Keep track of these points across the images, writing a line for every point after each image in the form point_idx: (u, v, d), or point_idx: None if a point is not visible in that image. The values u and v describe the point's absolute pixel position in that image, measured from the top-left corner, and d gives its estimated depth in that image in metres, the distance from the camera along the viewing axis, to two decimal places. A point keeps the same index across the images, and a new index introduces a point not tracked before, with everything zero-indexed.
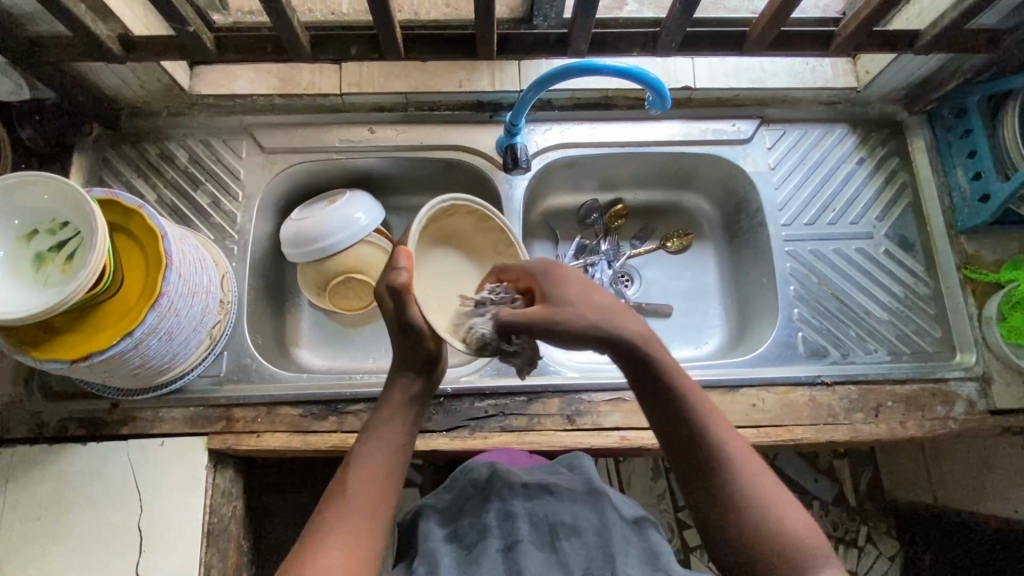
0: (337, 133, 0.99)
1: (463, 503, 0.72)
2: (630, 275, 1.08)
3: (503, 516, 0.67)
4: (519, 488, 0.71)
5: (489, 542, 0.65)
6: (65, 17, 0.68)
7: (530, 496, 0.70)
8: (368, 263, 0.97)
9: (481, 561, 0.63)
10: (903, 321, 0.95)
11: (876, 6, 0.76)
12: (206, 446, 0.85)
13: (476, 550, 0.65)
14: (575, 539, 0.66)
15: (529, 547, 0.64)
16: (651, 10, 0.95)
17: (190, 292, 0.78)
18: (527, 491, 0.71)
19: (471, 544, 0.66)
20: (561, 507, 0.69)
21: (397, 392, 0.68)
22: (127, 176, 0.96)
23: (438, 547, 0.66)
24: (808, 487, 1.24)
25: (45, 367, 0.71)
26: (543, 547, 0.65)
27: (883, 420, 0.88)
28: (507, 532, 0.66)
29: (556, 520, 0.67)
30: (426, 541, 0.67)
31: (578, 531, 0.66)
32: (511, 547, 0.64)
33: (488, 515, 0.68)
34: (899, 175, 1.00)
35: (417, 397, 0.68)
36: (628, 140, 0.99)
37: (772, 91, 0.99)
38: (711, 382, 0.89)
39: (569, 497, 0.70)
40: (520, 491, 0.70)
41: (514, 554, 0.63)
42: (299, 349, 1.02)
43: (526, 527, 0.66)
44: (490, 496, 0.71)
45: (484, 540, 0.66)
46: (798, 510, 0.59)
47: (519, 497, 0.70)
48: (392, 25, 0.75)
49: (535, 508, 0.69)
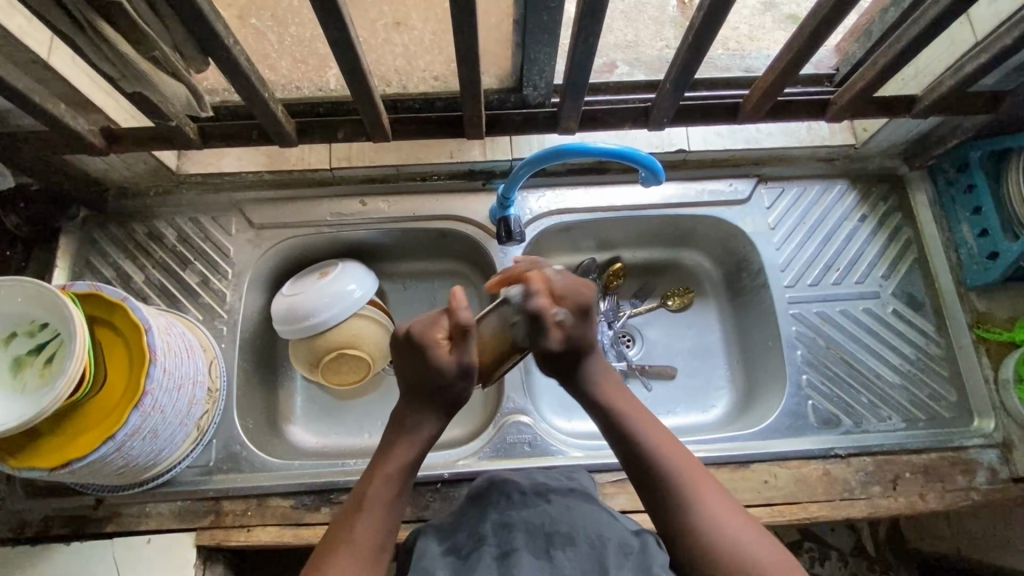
0: (328, 206, 0.97)
1: (459, 519, 0.63)
2: (631, 335, 1.04)
3: (499, 525, 0.59)
4: (515, 497, 0.63)
5: (485, 551, 0.56)
6: (46, 119, 0.68)
7: (526, 504, 0.62)
8: (361, 335, 0.93)
9: (475, 567, 0.55)
10: (917, 385, 0.91)
11: (870, 80, 0.75)
12: (195, 542, 0.82)
13: (470, 557, 0.56)
14: (571, 550, 0.56)
15: (525, 554, 0.55)
16: (643, 72, 0.91)
17: (175, 386, 0.75)
18: (523, 499, 0.63)
19: (467, 554, 0.57)
20: (558, 514, 0.60)
21: (410, 433, 0.65)
22: (114, 258, 0.94)
23: (431, 560, 0.56)
24: (825, 535, 1.15)
25: (24, 476, 0.68)
26: (540, 556, 0.55)
27: (901, 493, 0.85)
28: (502, 541, 0.57)
29: (551, 527, 0.58)
30: (417, 559, 0.57)
31: (574, 540, 0.57)
32: (507, 555, 0.55)
33: (484, 524, 0.60)
34: (903, 231, 0.98)
35: (422, 442, 0.66)
36: (623, 205, 0.98)
37: (769, 150, 0.97)
38: (721, 459, 0.85)
39: (568, 503, 0.62)
40: (517, 500, 0.63)
41: (510, 562, 0.54)
42: (292, 426, 0.98)
43: (523, 536, 0.58)
44: (487, 509, 0.63)
45: (479, 548, 0.57)
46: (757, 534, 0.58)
47: (515, 506, 0.62)
48: (379, 112, 0.75)
49: (532, 516, 0.60)
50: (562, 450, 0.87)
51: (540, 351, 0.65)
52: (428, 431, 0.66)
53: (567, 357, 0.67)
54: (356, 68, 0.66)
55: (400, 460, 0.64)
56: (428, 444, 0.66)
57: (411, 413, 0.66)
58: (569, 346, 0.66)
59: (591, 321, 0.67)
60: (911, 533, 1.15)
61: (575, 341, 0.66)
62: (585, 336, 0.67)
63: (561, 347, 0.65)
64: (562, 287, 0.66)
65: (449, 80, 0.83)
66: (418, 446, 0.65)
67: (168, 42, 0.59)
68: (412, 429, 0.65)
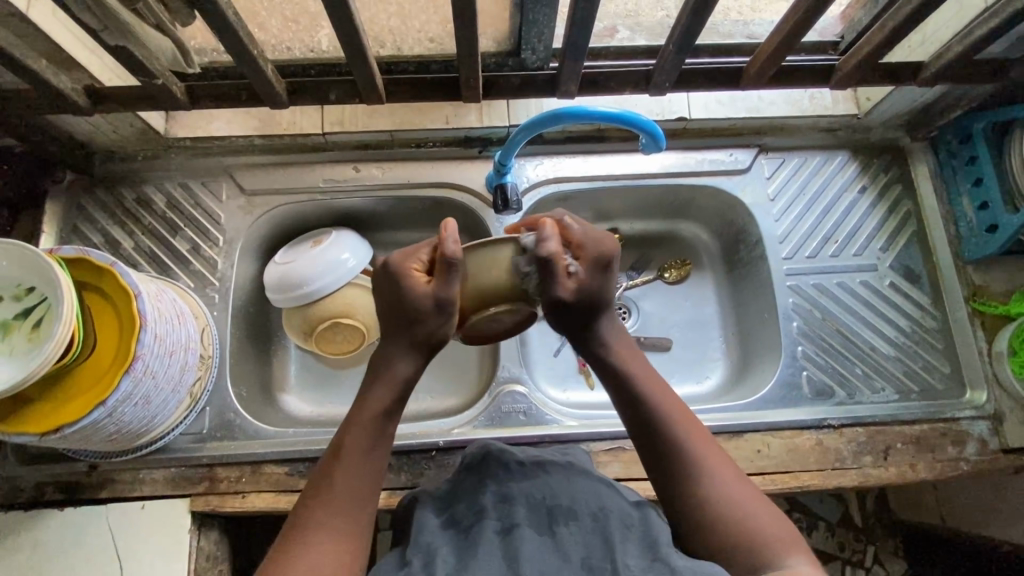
0: (321, 172, 0.95)
1: (458, 491, 0.62)
2: (627, 308, 1.03)
3: (499, 498, 0.59)
4: (516, 469, 0.62)
5: (486, 524, 0.56)
6: (26, 75, 0.65)
7: (527, 477, 0.61)
8: (356, 304, 0.92)
9: (477, 541, 0.54)
10: (910, 357, 0.92)
11: (878, 44, 0.73)
12: (189, 508, 0.82)
13: (471, 532, 0.55)
14: (573, 523, 0.56)
15: (527, 529, 0.55)
16: (644, 37, 0.88)
17: (167, 351, 0.74)
18: (523, 471, 0.62)
19: (468, 528, 0.56)
20: (560, 488, 0.59)
21: (392, 373, 0.60)
22: (102, 224, 0.92)
23: (432, 533, 0.56)
24: (813, 506, 1.16)
25: (17, 440, 0.67)
26: (542, 531, 0.55)
27: (892, 463, 0.86)
28: (503, 514, 0.57)
29: (553, 502, 0.58)
30: (419, 531, 0.57)
31: (576, 514, 0.57)
32: (510, 530, 0.55)
33: (484, 497, 0.59)
34: (903, 203, 0.97)
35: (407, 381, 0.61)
36: (622, 173, 0.96)
37: (770, 119, 0.96)
38: (715, 429, 0.86)
39: (568, 477, 0.62)
40: (517, 474, 0.62)
41: (513, 537, 0.54)
42: (286, 395, 0.98)
43: (524, 510, 0.57)
44: (487, 481, 0.62)
45: (480, 523, 0.56)
46: (767, 508, 0.57)
47: (515, 480, 0.61)
48: (372, 73, 0.73)
49: (533, 490, 0.59)
50: (557, 419, 0.87)
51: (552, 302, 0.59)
52: (403, 374, 0.60)
53: (580, 311, 0.61)
54: (348, 26, 0.64)
55: (372, 411, 0.60)
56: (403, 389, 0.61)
57: (386, 357, 0.61)
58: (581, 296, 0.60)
59: (610, 275, 0.61)
60: (898, 504, 1.16)
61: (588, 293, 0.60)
62: (602, 292, 0.61)
63: (572, 298, 0.59)
64: (582, 236, 0.60)
65: (445, 41, 0.81)
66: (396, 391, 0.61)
67: None
68: (387, 377, 0.61)
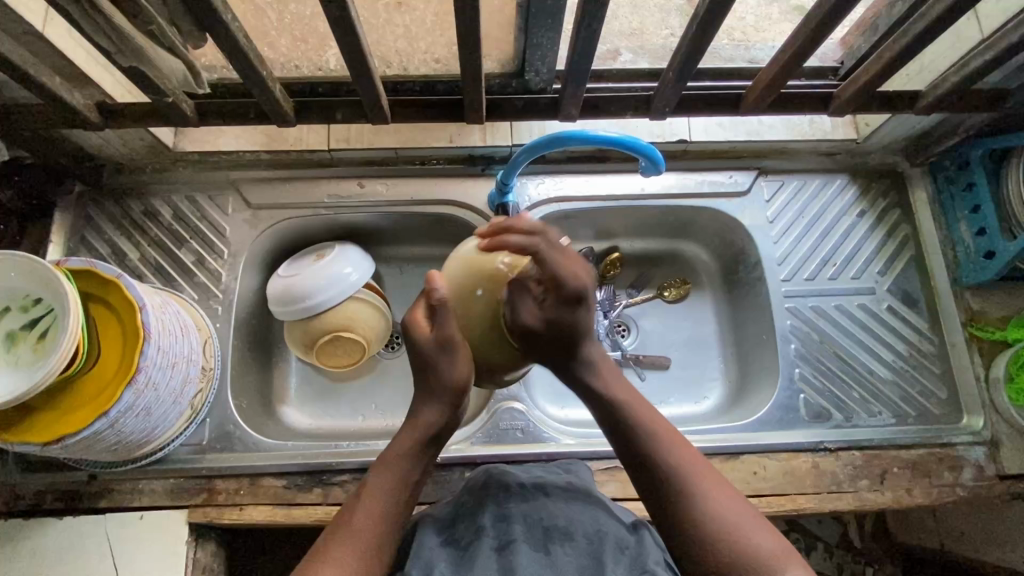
0: (326, 187, 0.97)
1: (459, 509, 0.63)
2: (626, 326, 1.04)
3: (498, 517, 0.59)
4: (515, 489, 0.63)
5: (483, 542, 0.57)
6: (41, 93, 0.67)
7: (526, 497, 0.62)
8: (357, 317, 0.93)
9: (474, 560, 0.55)
10: (908, 381, 0.92)
11: (875, 75, 0.75)
12: (187, 519, 0.83)
13: (469, 550, 0.56)
14: (568, 544, 0.57)
15: (523, 547, 0.56)
16: (646, 60, 0.89)
17: (169, 364, 0.75)
18: (522, 491, 0.63)
19: (467, 545, 0.57)
20: (557, 509, 0.61)
21: (429, 417, 0.62)
22: (110, 235, 0.94)
23: (431, 551, 0.57)
24: (811, 527, 1.15)
25: (17, 449, 0.68)
26: (538, 549, 0.56)
27: (888, 488, 0.86)
28: (501, 532, 0.58)
29: (550, 521, 0.59)
30: (419, 548, 0.58)
31: (572, 535, 0.57)
32: (506, 547, 0.56)
33: (483, 516, 0.60)
34: (901, 227, 0.98)
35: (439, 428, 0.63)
36: (624, 194, 0.97)
37: (770, 143, 0.97)
38: (712, 449, 0.86)
39: (567, 498, 0.63)
40: (517, 493, 0.63)
41: (508, 553, 0.55)
42: (286, 408, 0.99)
43: (521, 528, 0.58)
44: (486, 499, 0.62)
45: (477, 541, 0.57)
46: (761, 523, 0.57)
47: (514, 498, 0.62)
48: (378, 94, 0.75)
49: (529, 509, 0.60)
50: (554, 437, 0.88)
51: (519, 327, 0.62)
52: (436, 419, 0.63)
53: (552, 339, 0.64)
54: (356, 49, 0.65)
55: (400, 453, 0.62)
56: (439, 434, 0.63)
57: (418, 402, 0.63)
58: (548, 325, 0.63)
59: (580, 307, 0.64)
60: (895, 524, 1.16)
61: (557, 321, 0.63)
62: (573, 322, 0.64)
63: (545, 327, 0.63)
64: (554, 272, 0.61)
65: (450, 62, 0.82)
66: (425, 439, 0.62)
67: (165, 16, 0.58)
68: (416, 422, 0.63)
